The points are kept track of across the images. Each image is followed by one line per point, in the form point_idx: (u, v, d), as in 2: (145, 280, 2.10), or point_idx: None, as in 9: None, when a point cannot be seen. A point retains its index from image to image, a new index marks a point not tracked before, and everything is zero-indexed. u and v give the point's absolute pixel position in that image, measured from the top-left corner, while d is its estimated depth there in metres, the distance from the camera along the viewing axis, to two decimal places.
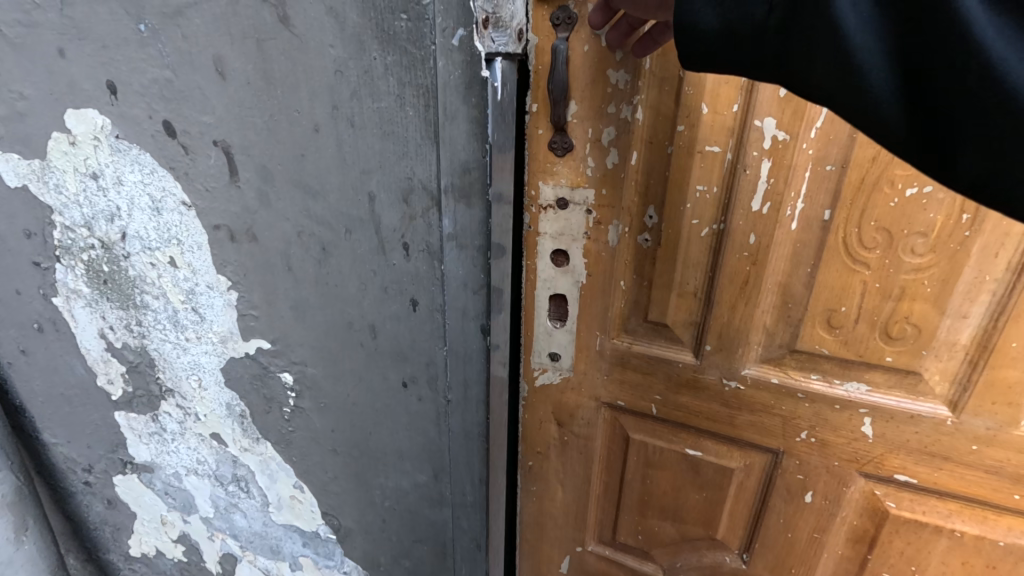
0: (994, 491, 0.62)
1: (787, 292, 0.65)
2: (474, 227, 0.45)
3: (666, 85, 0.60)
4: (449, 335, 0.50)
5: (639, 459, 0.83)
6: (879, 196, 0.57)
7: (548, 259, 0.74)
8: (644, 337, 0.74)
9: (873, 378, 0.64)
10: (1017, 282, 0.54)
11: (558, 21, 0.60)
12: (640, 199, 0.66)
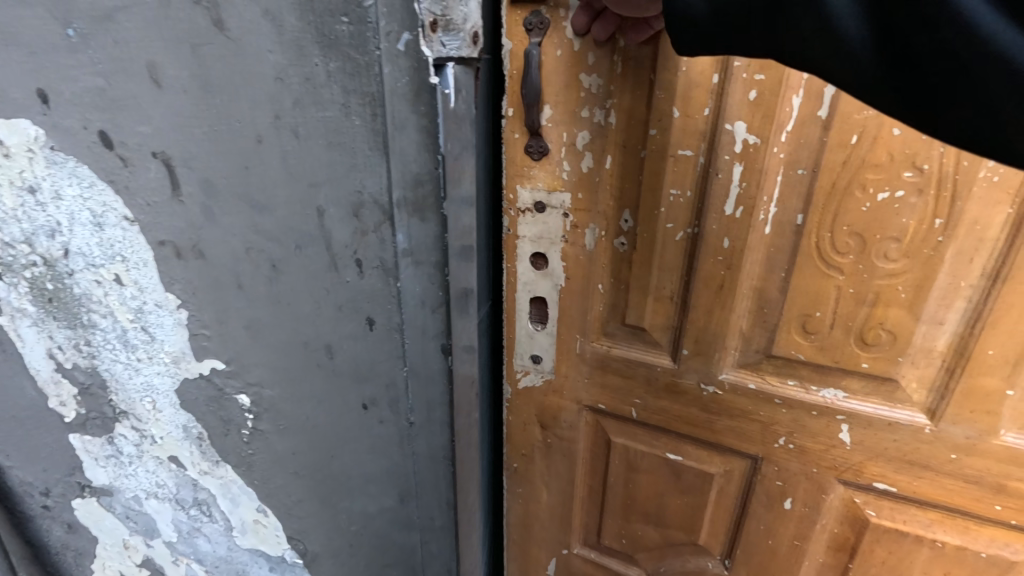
0: (976, 501, 0.61)
1: (762, 296, 0.65)
2: (430, 242, 0.42)
3: (638, 90, 0.62)
4: (409, 356, 0.47)
5: (621, 462, 0.84)
6: (851, 201, 0.56)
7: (528, 262, 0.76)
8: (623, 340, 0.76)
9: (849, 385, 0.63)
10: (992, 288, 0.53)
11: (531, 26, 0.63)
12: (615, 202, 0.69)
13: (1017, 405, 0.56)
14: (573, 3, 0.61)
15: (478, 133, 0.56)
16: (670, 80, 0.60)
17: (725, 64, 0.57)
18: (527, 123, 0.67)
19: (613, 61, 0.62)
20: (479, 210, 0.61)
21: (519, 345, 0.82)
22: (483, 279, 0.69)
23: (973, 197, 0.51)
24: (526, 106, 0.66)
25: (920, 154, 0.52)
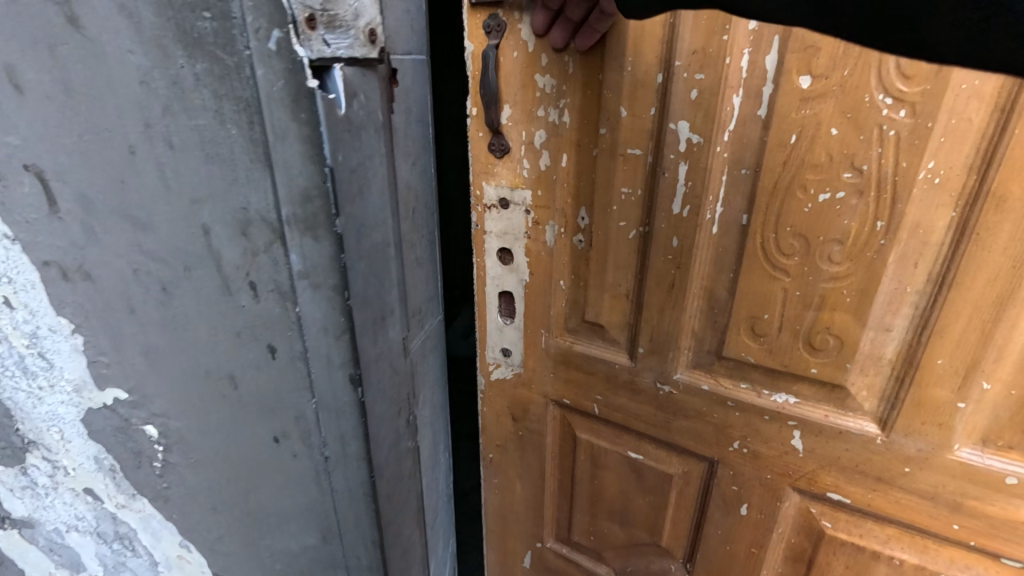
0: (932, 518, 0.57)
1: (713, 296, 0.64)
2: (326, 263, 0.37)
3: (589, 89, 0.63)
4: (316, 386, 0.43)
5: (587, 457, 0.85)
6: (793, 202, 0.54)
7: (495, 257, 0.79)
8: (584, 337, 0.77)
9: (801, 391, 0.61)
10: (938, 295, 0.50)
11: (489, 29, 0.66)
12: (572, 200, 0.70)
13: (969, 419, 0.52)
14: (525, 6, 0.62)
15: (398, 140, 0.52)
16: (616, 78, 0.61)
17: (668, 63, 0.57)
18: (487, 123, 0.70)
19: (563, 61, 0.63)
20: (407, 218, 0.56)
21: (490, 337, 0.85)
22: (424, 296, 0.65)
23: (914, 200, 0.48)
24: (485, 106, 0.69)
25: (859, 154, 0.50)
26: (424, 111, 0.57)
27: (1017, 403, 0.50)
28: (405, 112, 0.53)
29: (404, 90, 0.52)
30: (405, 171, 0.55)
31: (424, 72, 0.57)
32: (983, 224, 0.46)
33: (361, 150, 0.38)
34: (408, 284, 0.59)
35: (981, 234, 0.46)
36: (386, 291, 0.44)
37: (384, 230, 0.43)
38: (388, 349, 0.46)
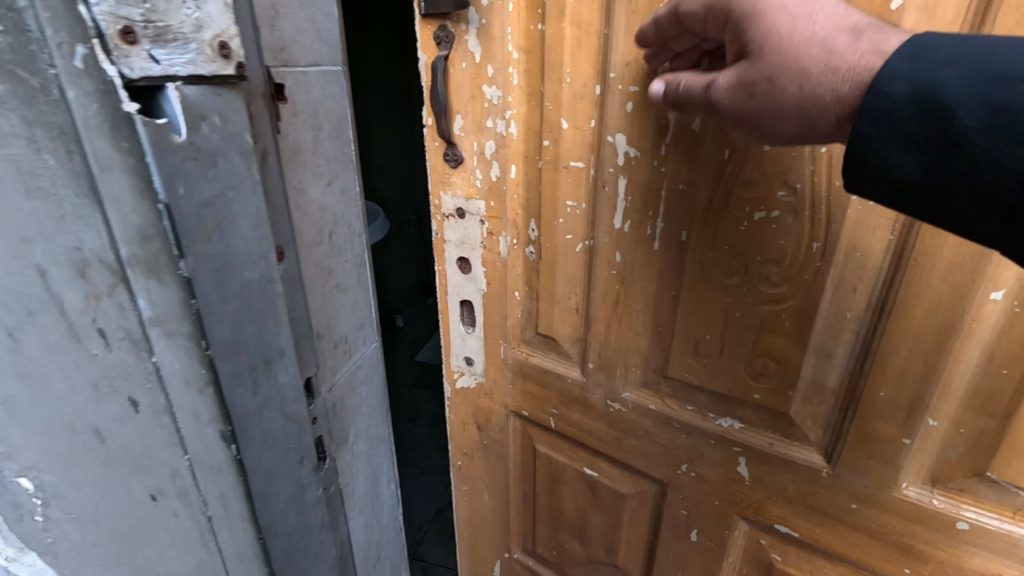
0: (882, 560, 0.54)
1: (658, 315, 0.59)
2: (176, 310, 0.37)
3: (533, 99, 0.59)
4: (186, 443, 0.41)
5: (545, 472, 0.80)
6: (729, 220, 0.51)
7: (454, 267, 0.75)
8: (539, 349, 0.72)
9: (745, 416, 0.57)
10: (878, 323, 0.46)
11: (439, 39, 0.61)
12: (523, 210, 0.65)
13: (917, 456, 0.49)
14: (472, 16, 0.58)
15: (298, 164, 0.49)
16: (555, 89, 0.56)
17: (604, 73, 0.53)
18: (439, 134, 0.66)
19: (508, 69, 0.58)
20: (321, 244, 0.54)
21: (454, 346, 0.82)
22: (359, 327, 0.63)
23: (849, 220, 0.45)
24: (435, 117, 0.65)
25: (793, 171, 0.46)
26: (343, 126, 0.55)
27: (965, 442, 0.46)
28: (306, 132, 0.50)
29: (313, 104, 0.51)
30: (319, 195, 0.53)
31: (343, 81, 0.54)
32: (919, 248, 0.42)
33: (227, 179, 0.39)
34: (328, 314, 0.56)
35: (917, 259, 0.43)
36: (265, 322, 0.44)
37: (263, 264, 0.43)
38: (276, 394, 0.46)
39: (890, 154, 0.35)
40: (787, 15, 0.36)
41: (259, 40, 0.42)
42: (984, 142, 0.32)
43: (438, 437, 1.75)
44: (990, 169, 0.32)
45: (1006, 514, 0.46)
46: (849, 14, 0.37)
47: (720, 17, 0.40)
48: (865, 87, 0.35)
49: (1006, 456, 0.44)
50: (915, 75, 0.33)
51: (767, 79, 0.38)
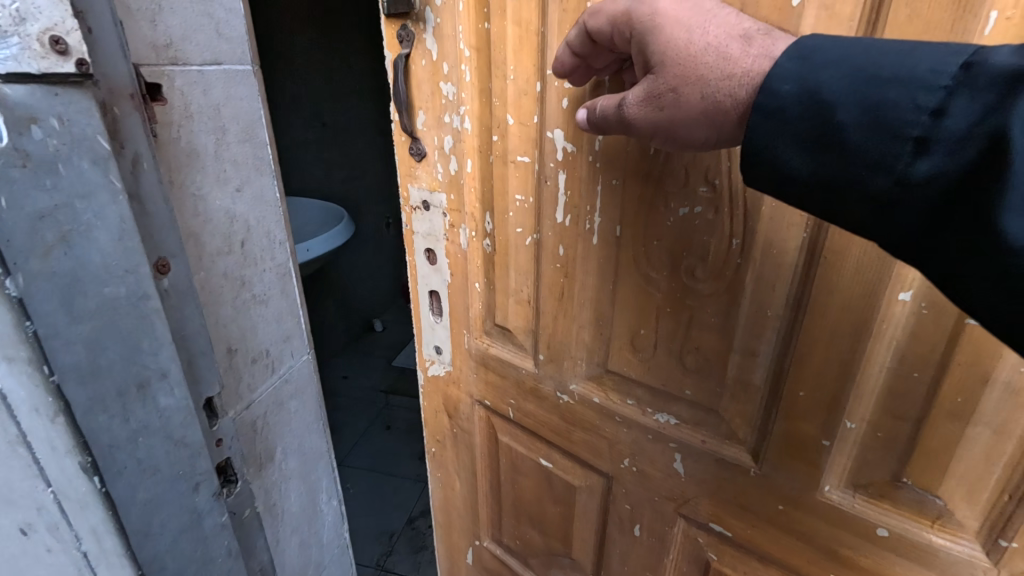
0: (809, 564, 0.53)
1: (599, 309, 0.60)
2: (13, 340, 0.42)
3: (483, 96, 0.61)
4: (47, 468, 0.48)
5: (507, 461, 0.82)
6: (657, 215, 0.51)
7: (422, 257, 0.78)
8: (498, 340, 0.74)
9: (680, 412, 0.58)
10: (797, 321, 0.46)
11: (401, 38, 0.64)
12: (479, 204, 0.67)
13: (838, 459, 0.48)
14: (428, 16, 0.61)
15: (193, 166, 0.58)
16: (500, 86, 0.58)
17: (542, 70, 0.54)
18: (403, 129, 0.69)
19: (460, 66, 0.61)
20: (228, 254, 0.64)
21: (425, 334, 0.85)
22: (274, 335, 0.74)
23: (765, 217, 0.45)
24: (397, 112, 0.68)
25: (711, 167, 0.46)
26: (251, 129, 0.65)
27: (883, 446, 0.45)
28: (206, 132, 0.59)
29: (213, 102, 0.59)
30: (224, 203, 0.63)
31: (247, 85, 0.64)
32: (831, 246, 0.42)
33: (81, 184, 0.44)
34: (244, 322, 0.69)
35: (829, 257, 0.42)
36: (139, 338, 0.50)
37: (128, 280, 0.49)
38: (157, 417, 0.53)
39: (781, 150, 0.35)
40: (680, 28, 0.37)
41: (122, 37, 0.47)
42: (859, 140, 0.32)
43: (412, 445, 1.85)
44: (866, 168, 0.32)
45: (925, 523, 0.45)
46: (741, 21, 0.37)
47: (625, 31, 0.41)
48: (758, 90, 0.35)
49: (921, 461, 0.44)
50: (802, 75, 0.33)
51: (673, 91, 0.38)
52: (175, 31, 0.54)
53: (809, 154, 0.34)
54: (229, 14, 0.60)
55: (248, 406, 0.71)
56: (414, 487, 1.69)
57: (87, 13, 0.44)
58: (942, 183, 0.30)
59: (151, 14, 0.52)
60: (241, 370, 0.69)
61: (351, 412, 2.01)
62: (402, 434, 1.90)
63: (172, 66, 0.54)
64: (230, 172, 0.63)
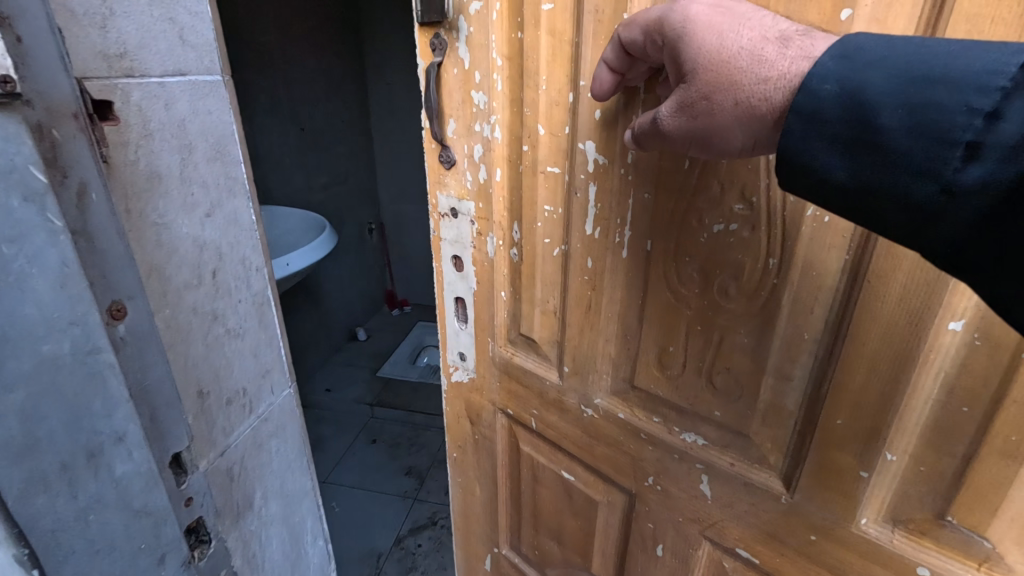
0: None
1: (625, 322, 0.59)
2: None
3: (515, 106, 0.60)
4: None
5: (528, 471, 0.81)
6: (689, 231, 0.50)
7: (449, 263, 0.78)
8: (522, 350, 0.74)
9: (707, 433, 0.56)
10: (835, 346, 0.44)
11: (434, 47, 0.64)
12: (507, 213, 0.67)
13: (875, 492, 0.45)
14: (463, 25, 0.61)
15: (156, 189, 0.64)
16: (532, 97, 0.58)
17: (575, 81, 0.53)
18: (433, 136, 0.69)
19: (492, 74, 0.60)
20: (198, 288, 0.71)
21: (449, 340, 0.85)
22: (251, 373, 0.83)
23: (804, 238, 0.43)
24: (428, 119, 0.68)
25: (749, 185, 0.45)
26: (217, 150, 0.71)
27: (926, 482, 0.43)
28: (171, 153, 0.65)
29: (177, 119, 0.65)
30: (192, 229, 0.69)
31: (209, 102, 0.69)
32: (874, 270, 0.40)
33: (8, 226, 0.36)
34: (219, 362, 0.77)
35: (872, 283, 0.40)
36: (86, 402, 0.43)
37: (72, 334, 0.41)
38: (111, 488, 0.46)
39: (814, 149, 0.33)
40: (712, 33, 0.36)
41: (62, 46, 0.40)
42: (904, 145, 0.31)
43: (398, 459, 1.90)
44: (910, 173, 0.31)
45: (972, 566, 0.42)
46: (777, 24, 0.36)
47: (657, 39, 0.40)
48: (797, 91, 0.33)
49: (966, 501, 0.41)
50: (841, 74, 0.32)
51: (706, 98, 0.37)
52: (131, 41, 0.59)
53: (847, 160, 0.32)
54: (192, 20, 0.66)
55: (222, 451, 0.79)
56: (400, 504, 1.72)
57: (15, 19, 0.36)
58: (995, 190, 0.28)
59: (103, 24, 0.56)
60: (214, 410, 0.77)
61: (335, 426, 2.05)
62: (386, 447, 1.95)
63: (128, 80, 0.59)
64: (194, 196, 0.69)
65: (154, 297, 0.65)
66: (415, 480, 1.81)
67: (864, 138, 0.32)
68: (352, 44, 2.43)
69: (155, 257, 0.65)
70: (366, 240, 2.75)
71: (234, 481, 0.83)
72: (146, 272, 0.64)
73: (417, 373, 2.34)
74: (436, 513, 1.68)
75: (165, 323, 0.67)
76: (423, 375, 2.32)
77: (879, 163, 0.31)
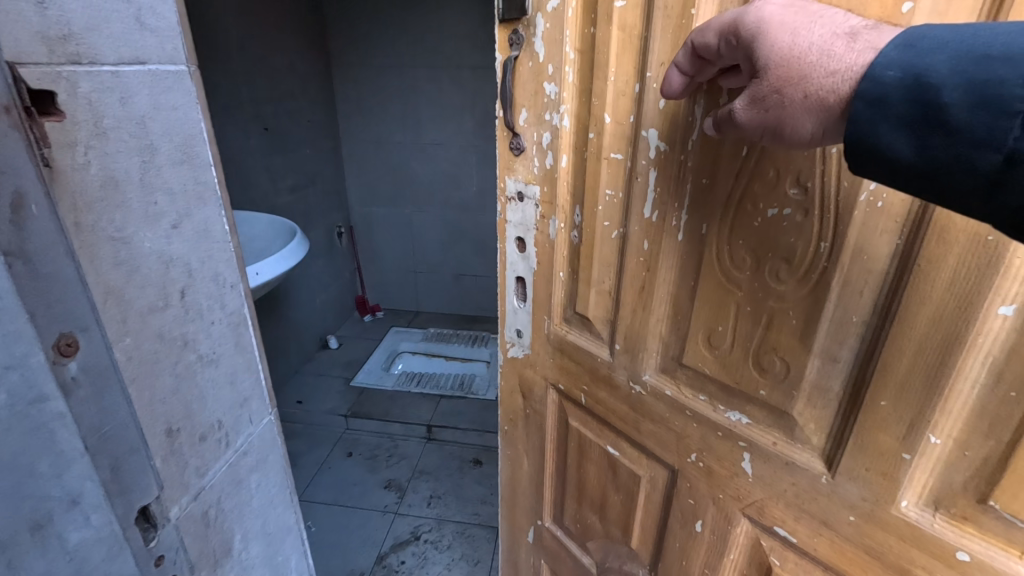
0: None
1: (678, 303, 0.62)
2: None
3: (585, 96, 0.65)
4: None
5: (576, 445, 0.86)
6: (745, 216, 0.53)
7: (512, 244, 0.83)
8: (576, 328, 0.78)
9: (753, 412, 0.58)
10: (883, 329, 0.46)
11: (512, 42, 0.70)
12: (571, 198, 0.72)
13: (916, 475, 0.46)
14: (540, 21, 0.66)
15: (113, 194, 0.59)
16: (601, 88, 0.62)
17: (642, 73, 0.57)
18: (506, 124, 0.75)
19: (564, 67, 0.65)
20: (165, 312, 0.68)
21: (508, 317, 0.91)
22: (226, 405, 0.82)
23: (856, 223, 0.45)
24: (503, 109, 0.74)
25: (804, 171, 0.47)
26: (184, 155, 0.68)
27: (970, 466, 0.43)
28: (129, 155, 0.61)
29: (136, 116, 0.61)
30: (156, 244, 0.66)
31: (171, 94, 0.65)
32: (926, 253, 0.41)
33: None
34: (190, 395, 0.74)
35: (922, 266, 0.42)
36: None
37: (12, 378, 0.43)
38: (63, 558, 0.50)
39: (882, 133, 0.34)
40: (785, 32, 0.37)
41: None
42: (965, 119, 0.31)
43: (375, 472, 2.01)
44: (972, 146, 0.31)
45: (1013, 552, 0.43)
46: (847, 20, 0.36)
47: (732, 41, 0.40)
48: (861, 80, 0.34)
49: (1011, 486, 0.41)
50: (904, 63, 0.33)
51: (777, 92, 0.37)
52: (76, 22, 0.54)
53: (909, 138, 0.33)
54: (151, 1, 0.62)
55: (197, 493, 0.78)
56: (382, 518, 1.81)
57: None
58: None
59: (42, 1, 0.50)
60: (186, 449, 0.75)
61: (308, 442, 2.16)
62: (363, 461, 2.07)
63: (76, 68, 0.54)
64: (161, 204, 0.65)
65: (112, 323, 0.61)
66: (395, 494, 1.91)
67: (925, 115, 0.33)
68: (317, 53, 2.56)
69: (112, 278, 0.61)
70: (335, 245, 2.86)
71: (211, 525, 0.82)
72: (103, 296, 0.60)
73: (391, 382, 2.47)
74: (418, 527, 1.78)
75: (125, 353, 0.63)
76: (397, 383, 2.45)
77: (939, 140, 0.32)
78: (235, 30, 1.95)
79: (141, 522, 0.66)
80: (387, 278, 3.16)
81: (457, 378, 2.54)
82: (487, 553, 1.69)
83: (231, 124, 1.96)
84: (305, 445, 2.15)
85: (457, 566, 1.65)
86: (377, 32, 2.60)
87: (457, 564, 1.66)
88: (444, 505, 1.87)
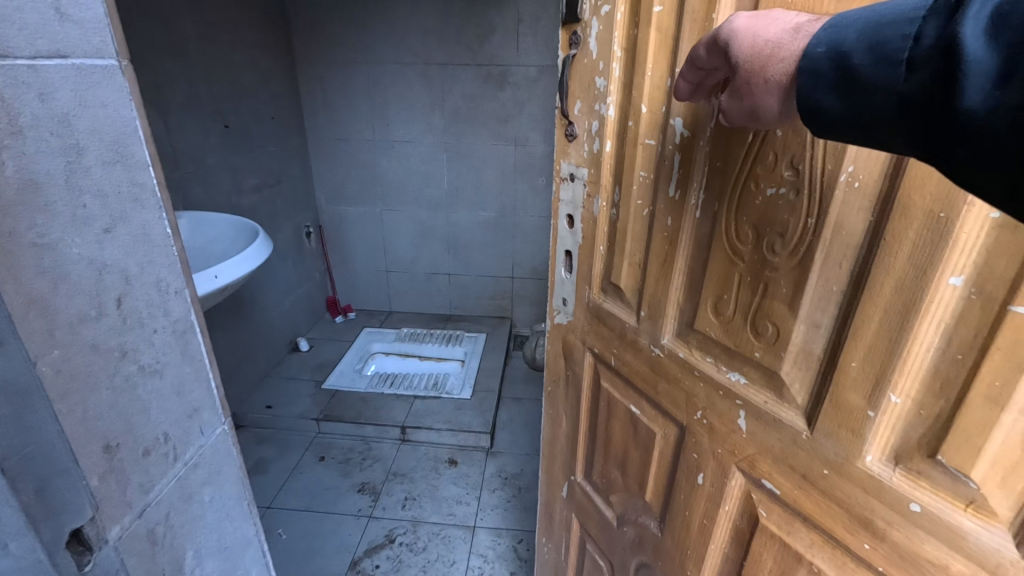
0: (847, 532, 0.56)
1: (692, 274, 0.70)
2: None
3: (626, 89, 0.74)
4: None
5: (606, 406, 0.95)
6: (748, 195, 0.60)
7: (564, 220, 0.95)
8: (611, 297, 0.88)
9: (749, 373, 0.65)
10: (856, 296, 0.51)
11: (573, 43, 0.81)
12: (612, 179, 0.82)
13: (880, 432, 0.52)
14: (595, 25, 0.76)
15: (37, 193, 0.59)
16: (640, 81, 0.71)
17: (672, 68, 0.66)
18: (564, 113, 0.86)
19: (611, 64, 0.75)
20: (101, 325, 0.69)
21: (556, 287, 1.02)
22: (173, 418, 0.84)
23: (837, 200, 0.51)
24: (561, 100, 0.85)
25: (797, 154, 0.54)
26: (116, 157, 0.69)
27: (924, 423, 0.48)
28: (53, 155, 0.61)
29: (59, 114, 0.61)
30: (87, 249, 0.66)
31: (105, 88, 0.67)
32: (891, 228, 0.47)
33: None
34: (133, 408, 0.75)
35: (889, 239, 0.48)
36: None
37: None
38: None
39: (818, 98, 0.41)
40: (747, 36, 0.45)
41: None
42: (870, 74, 0.38)
43: (348, 476, 2.20)
44: (873, 95, 0.38)
45: (958, 506, 0.47)
46: (796, 18, 0.44)
47: (713, 48, 0.50)
48: (801, 63, 0.42)
49: (956, 440, 0.46)
50: (831, 40, 0.40)
51: (747, 82, 0.46)
52: None
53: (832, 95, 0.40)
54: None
55: (140, 511, 0.78)
56: (355, 522, 1.98)
57: None
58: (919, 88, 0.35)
59: None
60: (127, 465, 0.75)
61: (278, 449, 2.34)
62: (335, 465, 2.26)
63: None
64: (92, 213, 0.66)
65: (36, 341, 0.60)
66: (369, 497, 2.09)
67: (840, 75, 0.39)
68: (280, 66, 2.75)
69: (36, 288, 0.60)
70: (303, 245, 3.08)
71: (156, 544, 0.83)
72: (25, 307, 0.59)
73: (363, 383, 2.71)
74: (392, 532, 1.94)
75: (53, 366, 0.62)
76: (370, 386, 2.69)
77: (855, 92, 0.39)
78: (192, 31, 2.09)
79: (74, 545, 0.69)
80: (364, 283, 3.43)
81: (430, 378, 2.81)
82: (461, 553, 1.86)
83: (191, 121, 2.09)
84: (275, 448, 2.35)
85: (432, 567, 1.80)
86: (352, 36, 2.79)
87: (431, 565, 1.81)
88: (418, 507, 2.06)
